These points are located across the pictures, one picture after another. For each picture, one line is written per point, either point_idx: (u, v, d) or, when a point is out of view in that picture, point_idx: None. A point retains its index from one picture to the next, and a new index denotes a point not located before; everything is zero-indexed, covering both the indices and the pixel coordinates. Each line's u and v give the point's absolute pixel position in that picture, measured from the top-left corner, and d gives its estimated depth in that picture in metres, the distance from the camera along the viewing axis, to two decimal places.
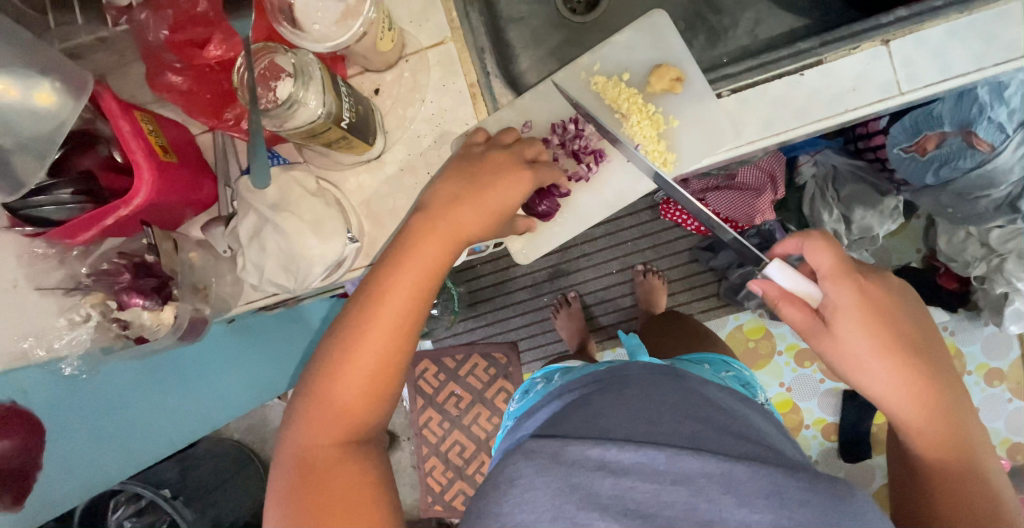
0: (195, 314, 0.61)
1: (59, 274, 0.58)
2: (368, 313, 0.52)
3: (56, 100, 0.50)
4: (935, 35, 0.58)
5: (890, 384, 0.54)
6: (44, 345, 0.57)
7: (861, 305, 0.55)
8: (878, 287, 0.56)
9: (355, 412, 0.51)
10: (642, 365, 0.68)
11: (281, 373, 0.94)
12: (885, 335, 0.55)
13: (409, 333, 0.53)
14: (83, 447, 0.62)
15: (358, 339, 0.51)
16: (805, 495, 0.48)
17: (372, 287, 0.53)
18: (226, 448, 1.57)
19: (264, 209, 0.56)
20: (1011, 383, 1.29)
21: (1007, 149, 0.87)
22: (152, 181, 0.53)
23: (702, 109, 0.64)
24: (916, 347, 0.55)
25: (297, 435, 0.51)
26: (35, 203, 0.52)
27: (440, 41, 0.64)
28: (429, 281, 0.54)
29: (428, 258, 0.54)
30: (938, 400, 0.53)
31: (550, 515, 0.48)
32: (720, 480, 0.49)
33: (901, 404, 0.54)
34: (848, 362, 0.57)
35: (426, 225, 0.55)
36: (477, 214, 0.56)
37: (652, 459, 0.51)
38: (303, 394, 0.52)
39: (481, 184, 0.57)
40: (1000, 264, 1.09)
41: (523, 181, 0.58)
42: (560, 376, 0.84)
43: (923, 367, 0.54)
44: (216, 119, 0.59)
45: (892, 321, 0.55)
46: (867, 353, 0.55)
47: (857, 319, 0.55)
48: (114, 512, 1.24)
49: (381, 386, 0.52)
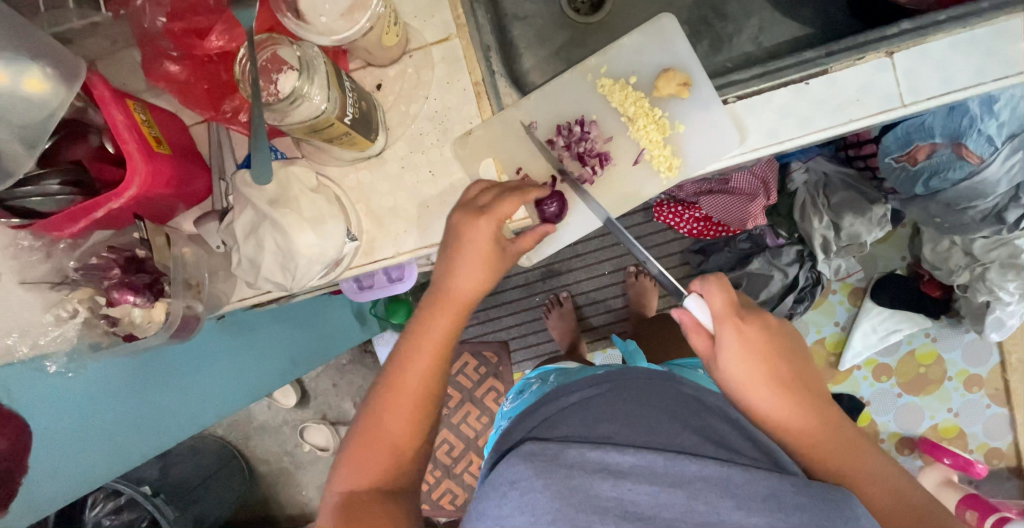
0: (188, 311, 0.58)
1: (44, 267, 0.55)
2: (395, 377, 0.57)
3: (48, 87, 0.48)
4: (938, 49, 0.59)
5: (776, 415, 0.58)
6: (28, 341, 0.55)
7: (742, 343, 0.58)
8: (758, 329, 0.59)
9: (392, 462, 0.55)
10: (641, 373, 0.65)
11: (275, 370, 0.92)
12: (764, 371, 0.58)
13: (433, 391, 0.57)
14: (69, 448, 0.60)
15: (389, 401, 0.56)
16: (803, 499, 0.48)
17: (398, 356, 0.58)
18: (206, 446, 1.54)
19: (262, 206, 0.54)
20: (989, 389, 1.32)
21: (995, 161, 0.89)
22: (145, 172, 0.52)
23: (709, 114, 0.63)
24: (794, 375, 0.59)
25: (338, 482, 0.55)
26: (21, 194, 0.50)
27: (446, 38, 0.63)
28: (443, 344, 0.58)
29: (440, 328, 0.57)
30: (823, 423, 0.57)
31: (551, 517, 0.46)
32: (718, 483, 0.49)
33: (787, 431, 0.57)
34: (739, 397, 0.60)
35: (437, 302, 0.58)
36: (469, 274, 0.57)
37: (649, 462, 0.51)
38: (350, 443, 0.56)
39: (458, 247, 0.56)
40: (983, 273, 1.11)
41: (479, 228, 0.56)
42: (555, 377, 0.83)
43: (802, 393, 0.58)
44: (214, 112, 0.56)
45: (774, 352, 0.59)
46: (753, 386, 0.58)
47: (741, 356, 0.58)
48: (92, 509, 1.19)
49: (412, 438, 0.56)
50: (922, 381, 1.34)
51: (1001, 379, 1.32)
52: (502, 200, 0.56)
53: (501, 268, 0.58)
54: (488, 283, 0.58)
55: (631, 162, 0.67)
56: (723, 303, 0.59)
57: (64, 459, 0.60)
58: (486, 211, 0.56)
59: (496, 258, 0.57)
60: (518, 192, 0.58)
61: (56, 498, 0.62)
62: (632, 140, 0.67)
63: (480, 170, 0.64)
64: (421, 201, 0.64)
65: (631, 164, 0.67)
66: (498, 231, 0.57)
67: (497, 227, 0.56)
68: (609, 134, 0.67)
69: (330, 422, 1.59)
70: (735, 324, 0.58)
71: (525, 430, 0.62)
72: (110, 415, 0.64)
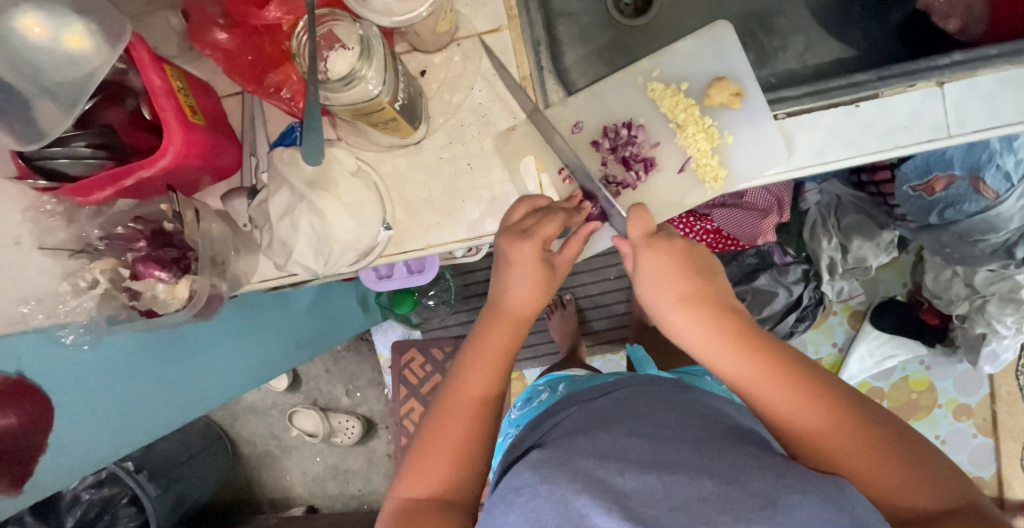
0: (212, 290, 0.56)
1: (65, 234, 0.53)
2: (453, 390, 0.57)
3: (90, 45, 0.45)
4: (989, 82, 0.58)
5: (693, 332, 0.54)
6: (44, 310, 0.52)
7: (654, 258, 0.56)
8: (671, 249, 0.57)
9: (452, 472, 0.54)
10: (648, 380, 0.68)
11: (281, 354, 0.90)
12: (681, 285, 0.55)
13: (492, 404, 0.58)
14: (80, 427, 0.57)
15: (447, 412, 0.56)
16: (802, 504, 0.43)
17: (458, 364, 0.59)
18: (192, 424, 1.50)
19: (300, 186, 0.54)
20: (977, 419, 1.35)
21: (1010, 198, 0.90)
22: (181, 140, 0.50)
23: (759, 127, 0.61)
24: (718, 298, 0.56)
25: (398, 487, 0.55)
26: (49, 153, 0.48)
27: (496, 29, 0.61)
28: (502, 353, 0.59)
29: (499, 341, 0.59)
30: (750, 341, 0.52)
31: (557, 521, 0.45)
32: (715, 501, 0.44)
33: (706, 347, 0.54)
34: (658, 317, 0.57)
35: (493, 318, 0.60)
36: (522, 290, 0.59)
37: (652, 487, 0.47)
38: (413, 450, 0.56)
39: (509, 269, 0.59)
40: (982, 305, 1.14)
41: (523, 250, 0.57)
42: (564, 386, 0.83)
43: (732, 321, 0.54)
44: (257, 85, 0.53)
45: (695, 275, 0.56)
46: (671, 307, 0.55)
47: (655, 271, 0.56)
48: (71, 483, 1.16)
49: (472, 448, 0.55)
50: (913, 406, 1.35)
51: (989, 410, 1.34)
52: (543, 220, 0.57)
53: (554, 287, 0.60)
54: (542, 301, 0.60)
55: (677, 170, 0.66)
56: (644, 230, 0.58)
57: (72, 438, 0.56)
58: (528, 233, 0.57)
59: (547, 278, 0.59)
60: (559, 213, 0.58)
61: (58, 474, 0.57)
62: (678, 147, 0.66)
63: (521, 169, 0.62)
64: (456, 194, 0.62)
65: (676, 172, 0.66)
66: (542, 252, 0.58)
67: (541, 248, 0.57)
68: (657, 139, 0.66)
69: (320, 408, 1.56)
70: (652, 248, 0.57)
71: (537, 436, 0.64)
72: (121, 392, 0.59)
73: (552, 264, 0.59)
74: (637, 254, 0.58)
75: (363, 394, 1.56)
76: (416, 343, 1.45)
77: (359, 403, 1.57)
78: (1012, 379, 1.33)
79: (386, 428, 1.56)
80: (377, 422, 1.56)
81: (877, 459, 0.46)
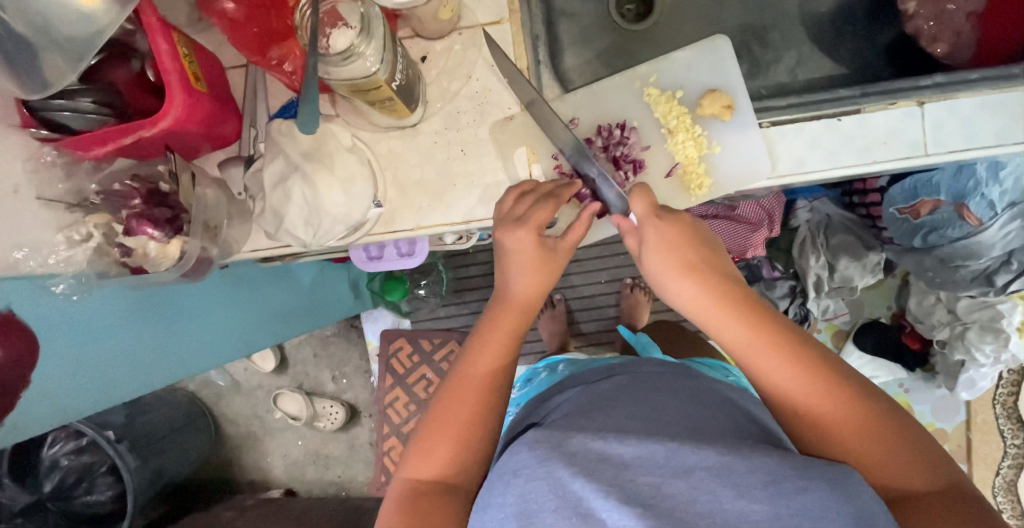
0: (203, 253, 0.58)
1: (64, 186, 0.54)
2: (460, 375, 0.59)
3: (101, 4, 0.47)
4: (967, 105, 0.60)
5: (694, 301, 0.55)
6: (39, 258, 0.53)
7: (659, 231, 0.56)
8: (676, 224, 0.57)
9: (453, 452, 0.55)
10: (651, 366, 0.70)
11: (267, 328, 0.90)
12: (684, 256, 0.55)
13: (497, 385, 0.59)
14: (66, 374, 0.57)
15: (451, 395, 0.58)
16: (804, 481, 0.44)
17: (468, 345, 0.61)
18: (177, 400, 1.51)
19: (295, 156, 0.57)
20: (952, 445, 1.36)
21: (993, 226, 0.92)
22: (183, 105, 0.52)
23: (745, 139, 0.63)
24: (721, 271, 0.56)
25: (403, 468, 0.56)
26: (55, 106, 0.52)
27: (497, 21, 0.64)
28: (510, 340, 0.60)
29: (505, 326, 0.61)
30: (752, 313, 0.53)
31: (552, 504, 0.46)
32: (718, 472, 0.46)
33: (706, 316, 0.54)
34: (661, 285, 0.57)
35: (499, 308, 0.62)
36: (528, 276, 0.60)
37: (652, 452, 0.48)
38: (418, 432, 0.57)
39: (507, 259, 0.61)
40: (963, 331, 1.15)
41: (518, 237, 0.58)
42: (563, 366, 0.86)
43: (738, 291, 0.54)
44: (260, 57, 0.56)
45: (698, 247, 0.56)
46: (673, 278, 0.55)
47: (658, 243, 0.56)
48: (51, 447, 1.14)
49: (475, 431, 0.56)
50: None
51: (965, 437, 1.36)
52: (534, 208, 0.59)
53: (557, 266, 0.61)
54: (546, 286, 0.61)
55: (664, 174, 0.68)
56: (646, 206, 0.57)
57: (67, 381, 0.57)
58: (523, 222, 0.58)
59: (549, 260, 0.60)
60: (553, 198, 0.60)
61: (51, 414, 0.58)
62: (667, 152, 0.68)
63: (514, 158, 0.64)
64: (447, 177, 0.64)
65: (663, 176, 0.68)
66: (541, 239, 0.59)
67: (537, 236, 0.59)
68: (648, 143, 0.69)
69: (305, 392, 1.57)
70: (656, 221, 0.57)
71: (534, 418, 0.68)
72: (107, 344, 0.61)
73: (552, 247, 0.60)
74: (641, 227, 0.57)
75: (349, 380, 1.57)
76: (405, 333, 1.47)
77: (344, 389, 1.57)
78: (988, 408, 1.35)
79: (369, 416, 1.56)
80: (361, 410, 1.57)
81: (869, 442, 0.48)
